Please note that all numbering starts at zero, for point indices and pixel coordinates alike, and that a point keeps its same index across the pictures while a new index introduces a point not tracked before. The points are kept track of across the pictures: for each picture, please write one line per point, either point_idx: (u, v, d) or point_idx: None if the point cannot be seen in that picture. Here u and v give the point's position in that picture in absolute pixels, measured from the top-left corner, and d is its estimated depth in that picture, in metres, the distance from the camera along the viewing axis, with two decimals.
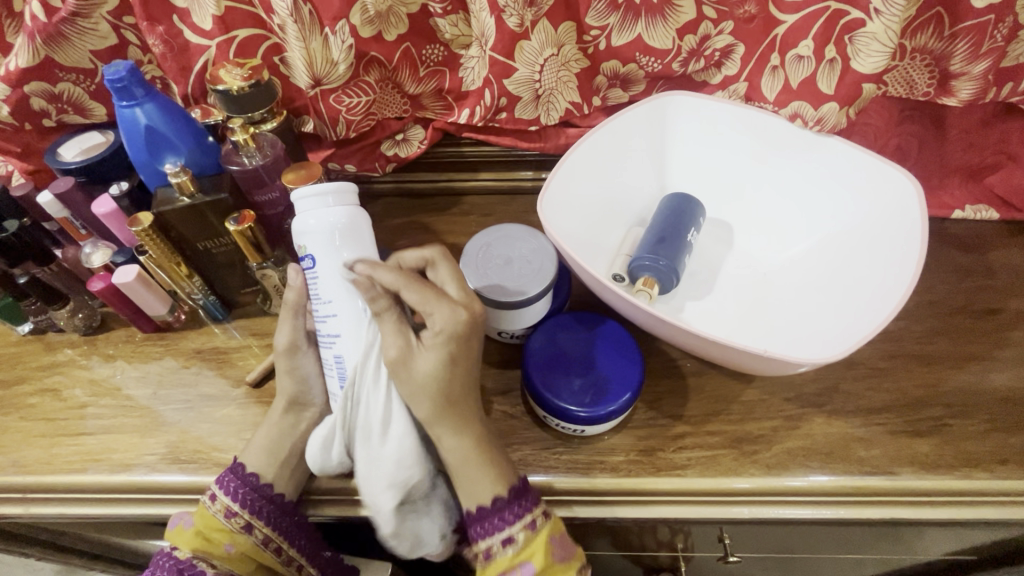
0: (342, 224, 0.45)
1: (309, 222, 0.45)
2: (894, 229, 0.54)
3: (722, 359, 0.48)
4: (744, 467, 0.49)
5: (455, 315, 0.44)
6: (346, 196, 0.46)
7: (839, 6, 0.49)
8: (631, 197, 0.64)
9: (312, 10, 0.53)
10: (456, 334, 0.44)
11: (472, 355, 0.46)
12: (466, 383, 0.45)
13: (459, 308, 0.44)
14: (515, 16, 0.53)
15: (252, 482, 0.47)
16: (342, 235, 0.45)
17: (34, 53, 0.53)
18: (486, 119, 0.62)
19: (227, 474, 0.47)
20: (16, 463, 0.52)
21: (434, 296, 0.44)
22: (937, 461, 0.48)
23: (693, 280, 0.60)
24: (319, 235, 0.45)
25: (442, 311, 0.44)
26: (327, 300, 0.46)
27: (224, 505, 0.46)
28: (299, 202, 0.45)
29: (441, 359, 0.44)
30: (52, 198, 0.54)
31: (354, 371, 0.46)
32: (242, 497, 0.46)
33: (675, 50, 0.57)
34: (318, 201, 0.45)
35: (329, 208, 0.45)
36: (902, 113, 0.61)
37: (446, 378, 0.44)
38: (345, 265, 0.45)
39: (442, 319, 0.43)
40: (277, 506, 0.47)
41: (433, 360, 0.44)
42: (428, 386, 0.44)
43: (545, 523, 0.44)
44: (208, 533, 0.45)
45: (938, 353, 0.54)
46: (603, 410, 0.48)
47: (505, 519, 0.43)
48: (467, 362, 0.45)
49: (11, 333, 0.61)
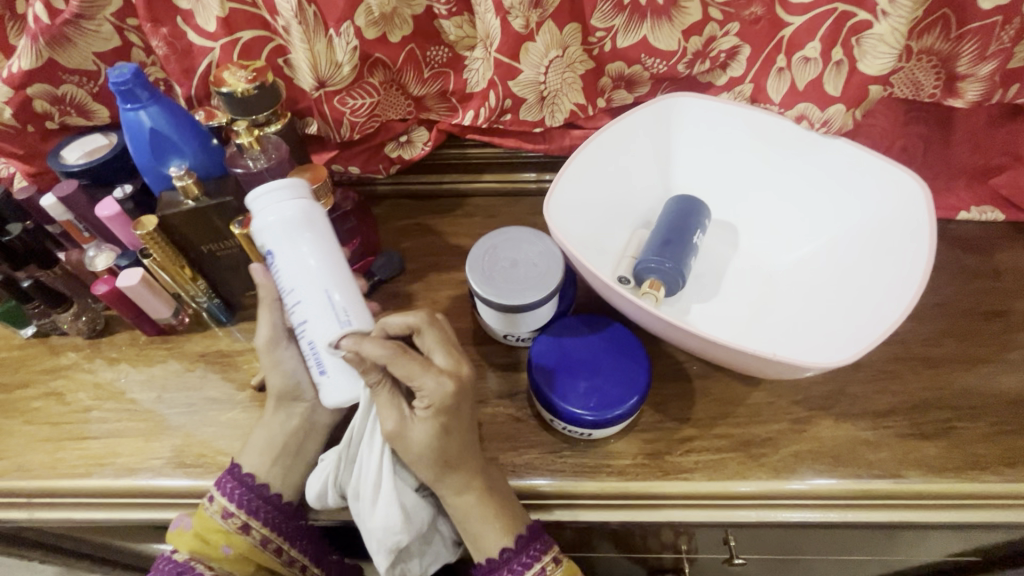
0: (299, 216, 0.45)
1: (266, 220, 0.45)
2: (901, 230, 0.54)
3: (730, 363, 0.48)
4: (751, 470, 0.48)
5: (442, 385, 0.42)
6: (299, 189, 0.46)
7: (846, 7, 0.49)
8: (636, 199, 0.64)
9: (316, 12, 0.53)
10: (446, 406, 0.42)
11: (467, 419, 0.44)
12: (463, 445, 0.44)
13: (446, 379, 0.42)
14: (521, 17, 0.53)
15: (249, 483, 0.47)
16: (299, 228, 0.46)
17: (37, 55, 0.53)
18: (491, 120, 0.62)
19: (224, 475, 0.47)
20: (20, 467, 0.52)
21: (420, 368, 0.42)
22: (944, 464, 0.48)
23: (699, 282, 0.60)
24: (281, 233, 0.45)
25: (431, 382, 0.42)
26: (290, 289, 0.46)
27: (222, 506, 0.46)
28: (255, 202, 0.45)
29: (435, 430, 0.43)
30: (56, 201, 0.54)
31: (330, 356, 0.46)
32: (238, 499, 0.46)
33: (680, 52, 0.57)
34: (270, 202, 0.45)
35: (286, 202, 0.45)
36: (908, 114, 0.60)
37: (441, 446, 0.43)
38: (306, 253, 0.46)
39: (431, 392, 0.42)
40: (274, 506, 0.47)
41: (427, 431, 0.43)
42: (423, 454, 0.43)
43: (556, 567, 0.45)
44: (204, 536, 0.45)
45: (945, 355, 0.54)
46: (609, 413, 0.48)
47: (515, 568, 0.45)
48: (462, 428, 0.44)
49: (14, 336, 0.61)
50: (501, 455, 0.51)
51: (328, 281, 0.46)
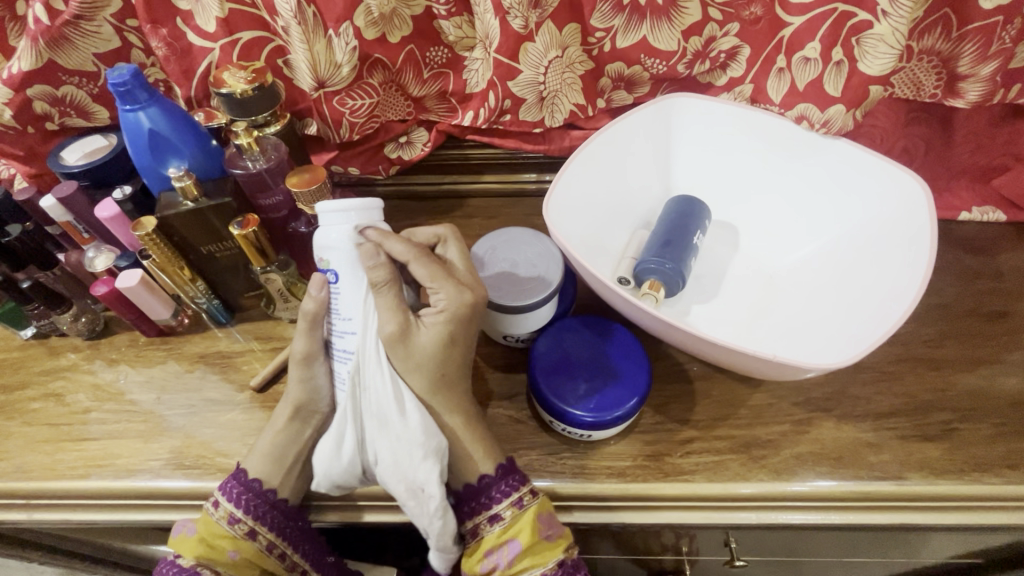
0: (365, 242, 0.45)
1: (334, 235, 0.45)
2: (903, 230, 0.53)
3: (730, 363, 0.48)
4: (752, 472, 0.48)
5: (461, 294, 0.46)
6: (373, 213, 0.46)
7: (846, 7, 0.49)
8: (636, 200, 0.64)
9: (315, 12, 0.53)
10: (459, 314, 0.45)
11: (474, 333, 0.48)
12: (462, 363, 0.47)
13: (463, 288, 0.46)
14: (520, 17, 0.53)
15: (256, 489, 0.46)
16: (365, 256, 0.45)
17: (37, 56, 0.53)
18: (490, 121, 0.62)
19: (229, 480, 0.47)
20: (19, 468, 0.52)
21: (439, 272, 0.46)
22: (946, 466, 0.48)
23: (699, 283, 0.60)
24: (344, 251, 0.45)
25: (448, 289, 0.46)
26: (347, 317, 0.46)
27: (227, 512, 0.45)
28: (327, 215, 0.45)
29: (442, 335, 0.45)
30: (55, 203, 0.54)
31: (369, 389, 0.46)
32: (246, 504, 0.46)
33: (680, 52, 0.57)
34: (346, 216, 0.45)
35: (356, 226, 0.45)
36: (909, 114, 0.60)
37: (446, 352, 0.46)
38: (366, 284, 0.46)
39: (447, 295, 0.45)
40: (280, 511, 0.47)
41: (434, 335, 0.45)
42: (428, 361, 0.45)
43: (534, 500, 0.45)
44: (210, 542, 0.44)
45: (947, 357, 0.54)
46: (608, 415, 0.47)
47: (493, 495, 0.45)
48: (466, 341, 0.47)
49: (15, 337, 0.61)
50: None
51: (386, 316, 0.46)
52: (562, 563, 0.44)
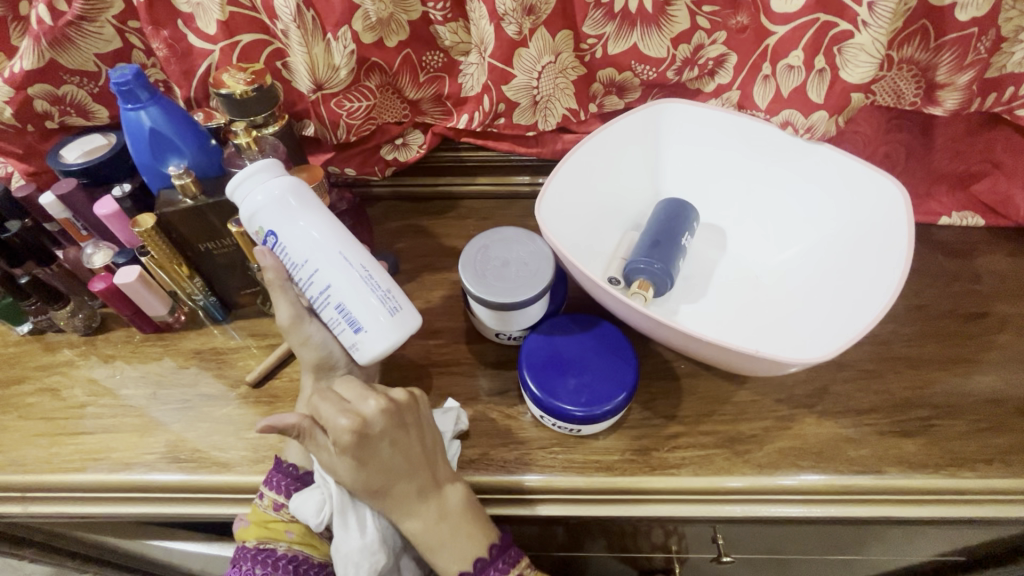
0: (280, 188, 0.46)
1: (251, 198, 0.46)
2: (882, 231, 0.55)
3: (715, 359, 0.49)
4: (736, 466, 0.49)
5: (341, 423, 0.43)
6: (272, 170, 0.47)
7: (828, 17, 0.50)
8: (626, 201, 0.65)
9: (314, 16, 0.54)
10: (353, 439, 0.43)
11: (401, 437, 0.44)
12: (393, 473, 0.44)
13: (347, 416, 0.43)
14: (514, 24, 0.54)
15: (294, 474, 0.47)
16: (290, 199, 0.46)
17: (39, 56, 0.54)
18: (484, 124, 0.63)
19: (270, 472, 0.47)
20: (15, 461, 0.52)
21: (333, 402, 0.44)
22: (924, 460, 0.49)
23: (686, 284, 0.61)
24: (269, 209, 0.46)
25: (334, 418, 0.43)
26: (304, 261, 0.47)
27: (272, 500, 0.47)
28: (237, 192, 0.46)
29: (349, 464, 0.43)
30: (54, 199, 0.55)
31: (360, 312, 0.46)
32: (285, 490, 0.46)
33: (670, 59, 0.59)
34: (248, 182, 0.46)
35: (265, 180, 0.46)
36: (891, 122, 0.62)
37: (365, 474, 0.44)
38: (304, 220, 0.46)
39: (334, 429, 0.43)
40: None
41: (345, 465, 0.43)
42: (354, 487, 0.44)
43: None
44: (267, 525, 0.46)
45: (927, 356, 0.56)
46: (598, 410, 0.49)
47: None
48: (383, 459, 0.44)
49: (10, 333, 0.62)
50: (491, 451, 0.52)
51: (338, 242, 0.47)
52: None
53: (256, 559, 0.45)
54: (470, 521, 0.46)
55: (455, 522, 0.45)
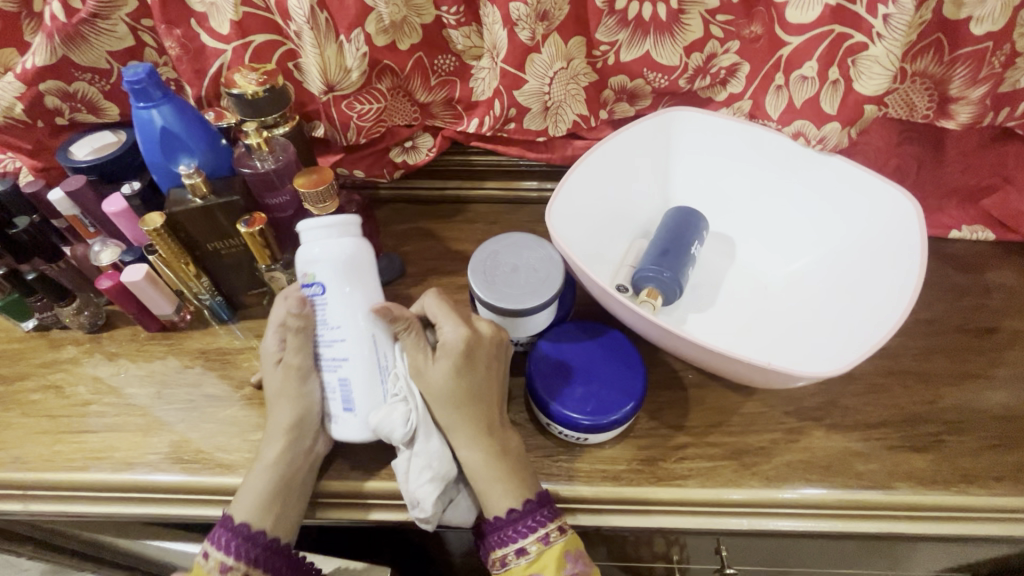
0: (349, 251, 0.48)
1: (319, 251, 0.47)
2: (894, 244, 0.55)
3: (725, 370, 0.49)
4: (744, 479, 0.49)
5: (459, 332, 0.48)
6: (351, 228, 0.49)
7: (843, 29, 0.51)
8: (635, 209, 0.65)
9: (328, 18, 0.55)
10: (464, 349, 0.47)
11: (492, 369, 0.48)
12: (473, 395, 0.47)
13: (465, 329, 0.48)
14: (528, 29, 0.54)
15: (244, 534, 0.45)
16: (350, 266, 0.48)
17: (51, 52, 0.54)
18: (495, 128, 0.63)
19: (216, 529, 0.45)
20: (17, 459, 0.52)
21: (450, 314, 0.49)
22: (934, 476, 0.49)
23: (695, 292, 0.61)
24: (328, 263, 0.47)
25: (452, 326, 0.48)
26: (335, 325, 0.48)
27: (218, 560, 0.44)
28: (307, 233, 0.48)
29: (449, 370, 0.46)
30: (63, 195, 0.54)
31: (359, 395, 0.48)
32: (236, 551, 0.44)
33: (682, 67, 0.59)
34: (327, 233, 0.47)
35: (336, 240, 0.48)
36: (902, 135, 0.62)
37: (456, 388, 0.46)
38: (350, 297, 0.48)
39: (450, 336, 0.47)
40: (273, 552, 0.46)
41: (442, 368, 0.47)
42: (439, 396, 0.46)
43: (560, 536, 0.45)
44: None
45: (936, 370, 0.55)
46: (605, 419, 0.48)
47: (520, 530, 0.44)
48: (476, 378, 0.47)
49: (15, 329, 0.61)
50: None
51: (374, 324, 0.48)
52: None
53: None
54: (522, 467, 0.47)
55: (510, 462, 0.46)
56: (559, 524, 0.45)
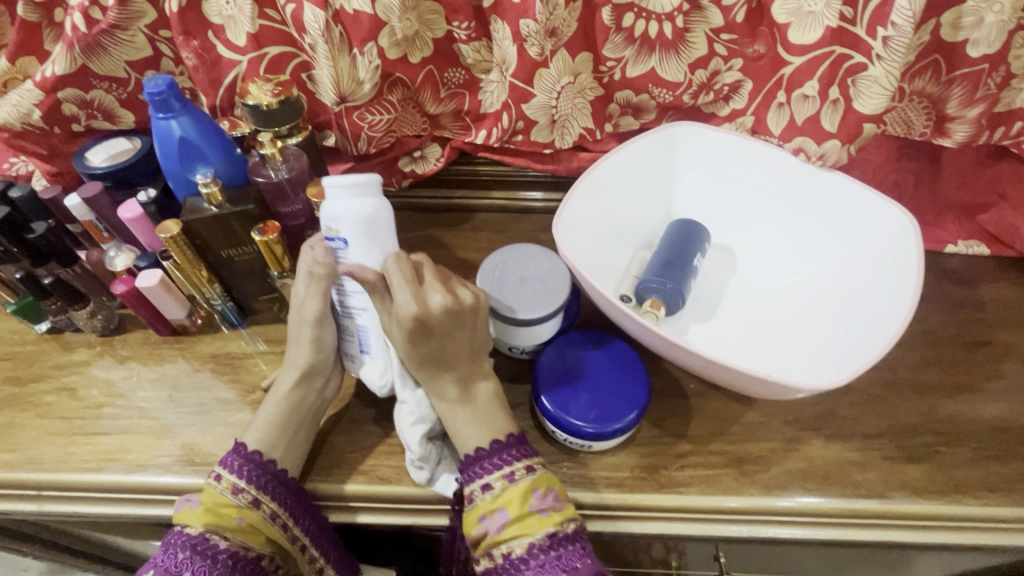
0: (370, 213, 0.46)
1: (336, 210, 0.46)
2: (892, 259, 0.56)
3: (728, 382, 0.50)
4: (744, 487, 0.50)
5: (407, 305, 0.44)
6: (372, 187, 0.46)
7: (843, 49, 0.52)
8: (639, 221, 0.66)
9: (342, 32, 0.56)
10: (415, 321, 0.44)
11: (456, 329, 0.47)
12: (437, 354, 0.47)
13: (415, 300, 0.44)
14: (537, 45, 0.56)
15: (258, 460, 0.46)
16: (371, 226, 0.46)
17: (71, 61, 0.55)
18: (502, 140, 0.64)
19: (230, 454, 0.47)
20: (31, 459, 0.53)
21: (404, 281, 0.45)
22: (930, 486, 0.50)
23: (697, 303, 0.62)
24: (348, 223, 0.46)
25: (404, 295, 0.44)
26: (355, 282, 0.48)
27: (231, 483, 0.45)
28: (330, 190, 0.46)
29: (402, 336, 0.46)
30: (79, 201, 0.55)
31: (375, 340, 0.51)
32: (249, 473, 0.46)
33: (686, 83, 0.60)
34: (348, 191, 0.45)
35: (357, 200, 0.46)
36: (900, 151, 0.64)
37: (413, 350, 0.46)
38: (372, 256, 0.47)
39: (399, 308, 0.45)
40: (282, 482, 0.47)
41: (399, 335, 0.46)
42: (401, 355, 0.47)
43: (527, 475, 0.44)
44: (217, 511, 0.44)
45: (932, 382, 0.57)
46: (609, 427, 0.49)
47: (484, 467, 0.45)
48: (436, 340, 0.46)
49: (29, 332, 0.62)
50: None
51: None
52: (554, 536, 0.42)
53: (194, 551, 0.42)
54: (489, 411, 0.48)
55: (478, 408, 0.48)
56: (528, 464, 0.45)
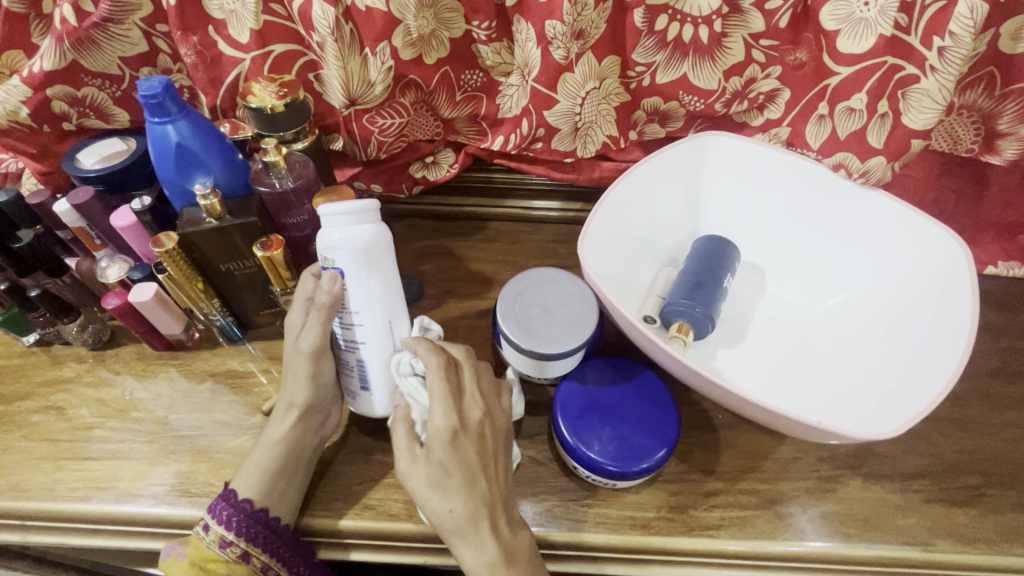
0: (365, 241, 0.45)
1: (332, 236, 0.45)
2: (939, 286, 0.53)
3: (763, 420, 0.47)
4: (778, 530, 0.47)
5: (446, 417, 0.43)
6: (367, 213, 0.45)
7: (895, 60, 0.48)
8: (664, 236, 0.63)
9: (353, 29, 0.52)
10: (451, 435, 0.43)
11: (491, 454, 0.44)
12: (471, 487, 0.43)
13: (453, 413, 0.44)
14: (562, 48, 0.52)
15: (247, 509, 0.44)
16: (367, 252, 0.45)
17: (60, 56, 0.51)
18: (521, 147, 0.61)
19: (217, 502, 0.45)
20: (15, 487, 0.49)
21: (444, 392, 0.44)
22: (976, 534, 0.47)
23: (725, 326, 0.59)
24: (345, 254, 0.45)
25: (442, 411, 0.44)
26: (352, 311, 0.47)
27: (218, 535, 0.43)
28: (325, 217, 0.45)
29: (436, 464, 0.43)
30: (69, 208, 0.52)
31: (374, 374, 0.48)
32: (237, 526, 0.44)
33: (719, 91, 0.56)
34: (344, 219, 0.44)
35: (354, 228, 0.45)
36: (942, 166, 0.60)
37: (445, 480, 0.43)
38: (367, 283, 0.46)
39: (438, 423, 0.43)
40: (273, 531, 0.45)
41: (433, 463, 0.43)
42: (431, 490, 0.43)
43: None
44: (203, 565, 0.43)
45: (976, 418, 0.53)
46: (635, 466, 0.46)
47: None
48: (472, 468, 0.43)
49: (15, 344, 0.59)
50: (520, 500, 0.48)
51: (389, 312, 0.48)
52: None
53: None
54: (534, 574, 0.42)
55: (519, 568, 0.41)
56: None
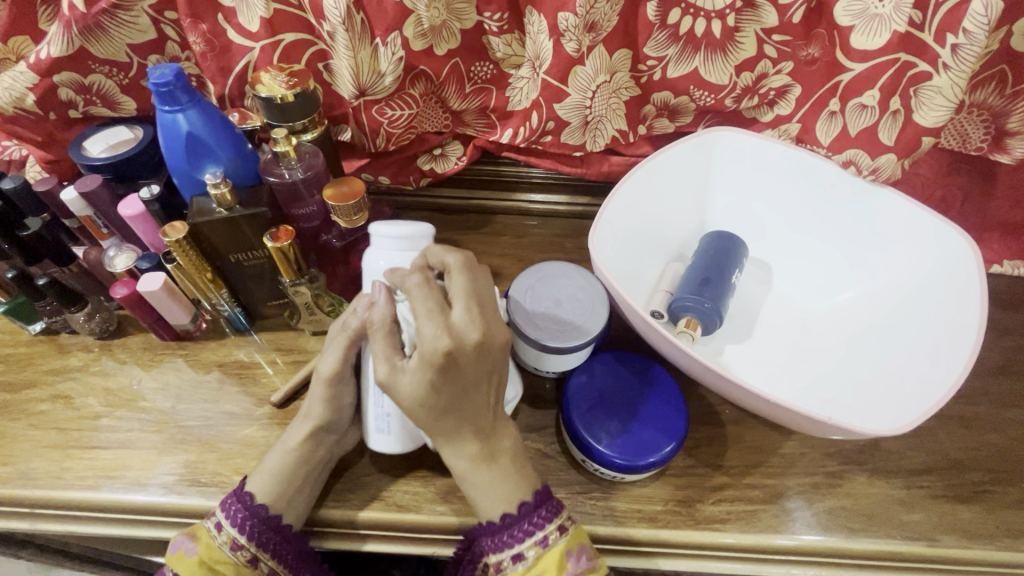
0: (410, 266, 0.47)
1: (380, 260, 0.48)
2: (947, 284, 0.53)
3: (772, 417, 0.47)
4: (784, 524, 0.47)
5: (438, 338, 0.39)
6: (418, 240, 0.48)
7: (909, 57, 0.48)
8: (671, 231, 0.63)
9: (364, 19, 0.51)
10: (444, 359, 0.39)
11: (484, 374, 0.41)
12: (457, 402, 0.42)
13: (444, 333, 0.39)
14: (574, 41, 0.51)
15: (262, 514, 0.44)
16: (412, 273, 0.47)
17: (68, 43, 0.51)
18: (530, 140, 0.60)
19: (233, 501, 0.44)
20: (24, 475, 0.49)
21: (432, 309, 0.40)
22: (980, 529, 0.47)
23: (732, 323, 0.59)
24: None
25: (431, 327, 0.39)
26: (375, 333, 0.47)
27: (230, 537, 0.44)
28: (378, 241, 0.48)
29: (424, 384, 0.40)
30: (77, 196, 0.51)
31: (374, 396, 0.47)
32: (250, 530, 0.44)
33: (730, 86, 0.56)
34: (394, 242, 0.48)
35: (402, 250, 0.48)
36: (950, 165, 0.60)
37: (433, 399, 0.41)
38: None
39: (426, 343, 0.39)
40: (285, 537, 0.45)
41: (419, 380, 0.40)
42: (417, 406, 0.41)
43: (559, 537, 0.42)
44: (212, 567, 0.42)
45: (980, 416, 0.53)
46: (641, 461, 0.46)
47: (515, 535, 0.42)
48: (461, 387, 0.41)
49: (21, 332, 0.59)
50: None
51: None
52: None
53: None
54: (514, 468, 0.44)
55: (500, 465, 0.44)
56: (559, 523, 0.42)
